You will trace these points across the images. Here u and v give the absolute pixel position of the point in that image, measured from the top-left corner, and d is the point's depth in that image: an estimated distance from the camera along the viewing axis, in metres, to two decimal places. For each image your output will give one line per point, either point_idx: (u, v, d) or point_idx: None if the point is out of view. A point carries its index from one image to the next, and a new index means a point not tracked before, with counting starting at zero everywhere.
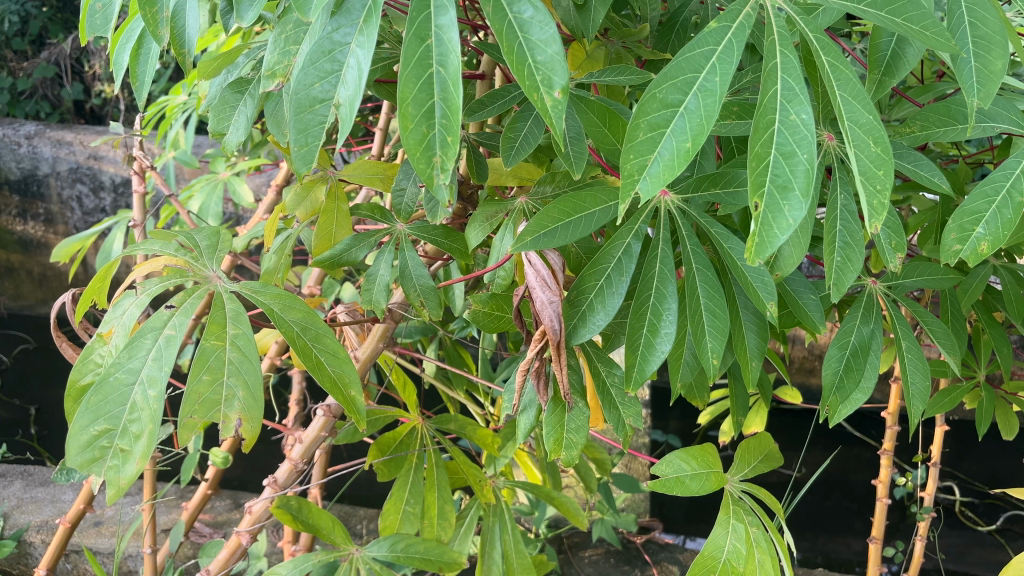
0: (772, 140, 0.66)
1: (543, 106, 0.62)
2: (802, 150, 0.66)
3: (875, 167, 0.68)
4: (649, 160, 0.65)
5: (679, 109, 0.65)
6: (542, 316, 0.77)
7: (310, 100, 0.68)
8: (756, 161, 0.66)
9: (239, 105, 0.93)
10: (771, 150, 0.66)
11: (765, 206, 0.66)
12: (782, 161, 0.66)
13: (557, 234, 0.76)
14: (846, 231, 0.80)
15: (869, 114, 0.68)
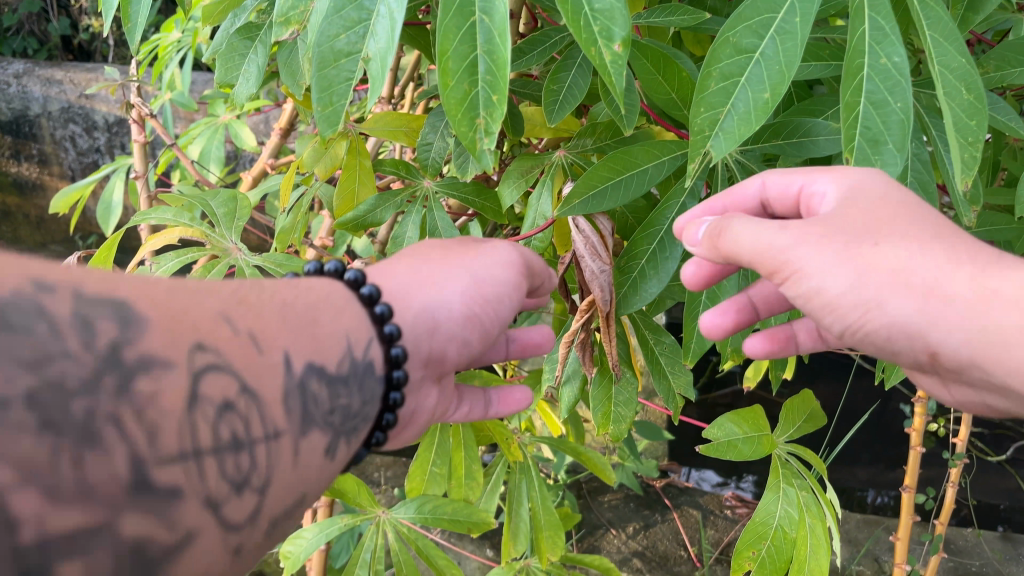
0: (862, 87, 0.60)
1: (601, 60, 0.55)
2: (895, 99, 0.59)
3: (968, 117, 0.61)
4: (722, 114, 0.59)
5: (755, 55, 0.59)
6: (593, 286, 0.73)
7: (333, 55, 0.60)
8: (845, 112, 0.59)
9: (249, 53, 0.85)
10: (859, 100, 0.59)
11: (854, 161, 0.59)
12: (873, 111, 0.60)
13: (608, 195, 0.72)
14: (917, 182, 0.74)
15: (962, 57, 0.62)
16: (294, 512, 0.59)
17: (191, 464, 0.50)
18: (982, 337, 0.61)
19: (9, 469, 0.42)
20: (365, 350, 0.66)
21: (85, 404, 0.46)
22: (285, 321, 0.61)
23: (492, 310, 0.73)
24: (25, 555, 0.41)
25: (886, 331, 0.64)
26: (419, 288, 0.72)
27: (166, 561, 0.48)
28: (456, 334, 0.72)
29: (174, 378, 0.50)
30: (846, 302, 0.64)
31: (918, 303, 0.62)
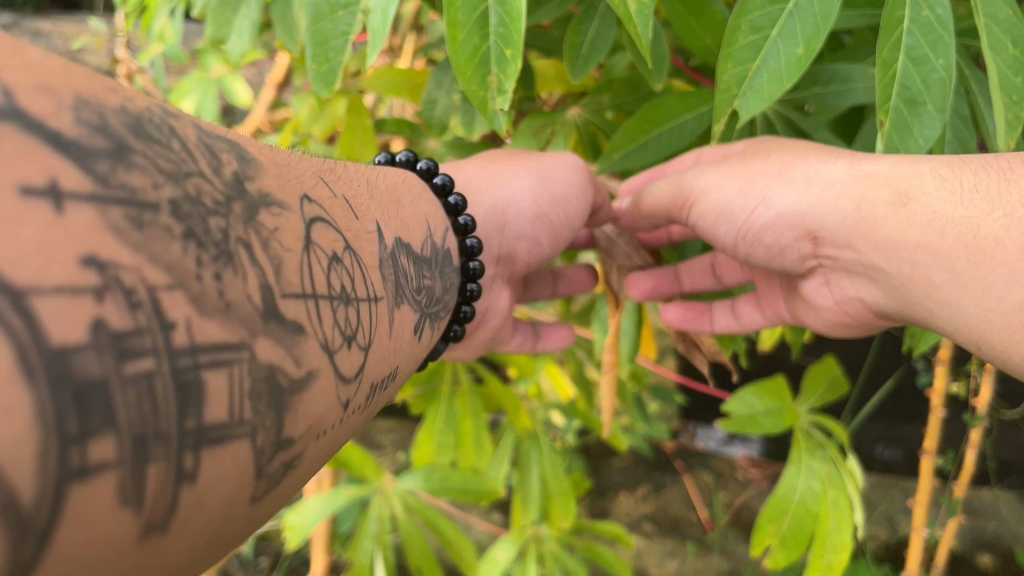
0: (901, 42, 0.53)
1: (626, 10, 0.49)
2: (937, 55, 0.53)
3: (1014, 74, 0.56)
4: (751, 70, 0.53)
5: (789, 5, 0.52)
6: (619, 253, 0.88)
7: (330, 5, 0.54)
8: (882, 70, 0.53)
9: (240, 6, 0.79)
10: (899, 55, 0.53)
11: (892, 123, 0.54)
12: (912, 68, 0.53)
13: (649, 149, 0.69)
14: (957, 141, 0.68)
15: (1011, 9, 0.56)
16: (390, 387, 0.48)
17: (316, 305, 0.36)
18: (870, 219, 0.64)
19: (158, 268, 0.27)
20: (446, 237, 0.65)
21: (219, 218, 0.31)
22: (366, 193, 0.52)
23: (560, 206, 0.76)
24: (179, 365, 0.26)
25: (779, 225, 0.71)
26: (487, 186, 0.76)
27: (299, 402, 0.33)
28: (523, 231, 0.78)
29: (291, 217, 0.37)
30: (736, 205, 0.73)
31: (797, 193, 0.69)
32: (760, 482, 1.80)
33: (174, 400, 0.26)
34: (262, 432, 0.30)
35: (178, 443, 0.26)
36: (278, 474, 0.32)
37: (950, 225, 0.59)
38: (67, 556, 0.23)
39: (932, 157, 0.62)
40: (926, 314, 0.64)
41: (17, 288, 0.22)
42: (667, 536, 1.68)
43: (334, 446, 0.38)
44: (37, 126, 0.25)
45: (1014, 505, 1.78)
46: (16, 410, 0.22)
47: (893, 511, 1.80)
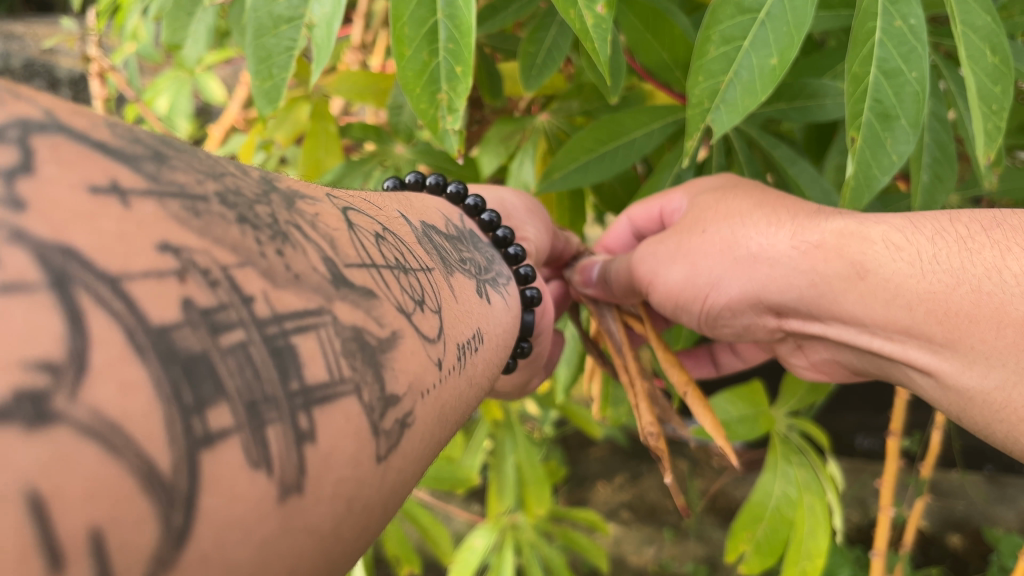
0: (873, 55, 0.53)
1: (583, 24, 0.50)
2: (910, 67, 0.54)
3: (992, 83, 0.56)
4: (723, 83, 0.54)
5: (759, 15, 0.53)
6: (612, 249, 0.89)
7: (272, 20, 0.56)
8: (853, 84, 0.54)
9: (195, 10, 0.81)
10: (871, 69, 0.54)
11: (863, 141, 0.54)
12: (884, 81, 0.54)
13: (595, 168, 0.71)
14: (935, 145, 0.68)
15: (986, 15, 0.55)
16: (480, 348, 0.49)
17: (377, 272, 0.36)
18: (828, 294, 0.66)
19: (224, 248, 0.27)
20: (461, 220, 0.66)
21: (264, 206, 0.32)
22: (390, 198, 0.54)
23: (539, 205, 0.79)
24: (268, 333, 0.27)
25: (729, 304, 0.74)
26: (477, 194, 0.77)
27: (392, 360, 0.33)
28: (529, 218, 0.76)
29: (325, 205, 0.37)
30: (692, 282, 0.75)
31: (747, 270, 0.71)
32: (734, 469, 1.84)
33: (272, 365, 0.26)
34: (366, 388, 0.31)
35: (289, 405, 0.26)
36: (395, 431, 0.32)
37: (915, 300, 0.60)
38: (214, 519, 0.23)
39: (882, 220, 0.64)
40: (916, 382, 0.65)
41: (109, 275, 0.23)
42: (644, 524, 1.71)
43: (447, 406, 0.38)
44: (79, 137, 0.26)
45: (980, 485, 1.83)
46: (137, 386, 0.22)
47: (863, 494, 1.86)
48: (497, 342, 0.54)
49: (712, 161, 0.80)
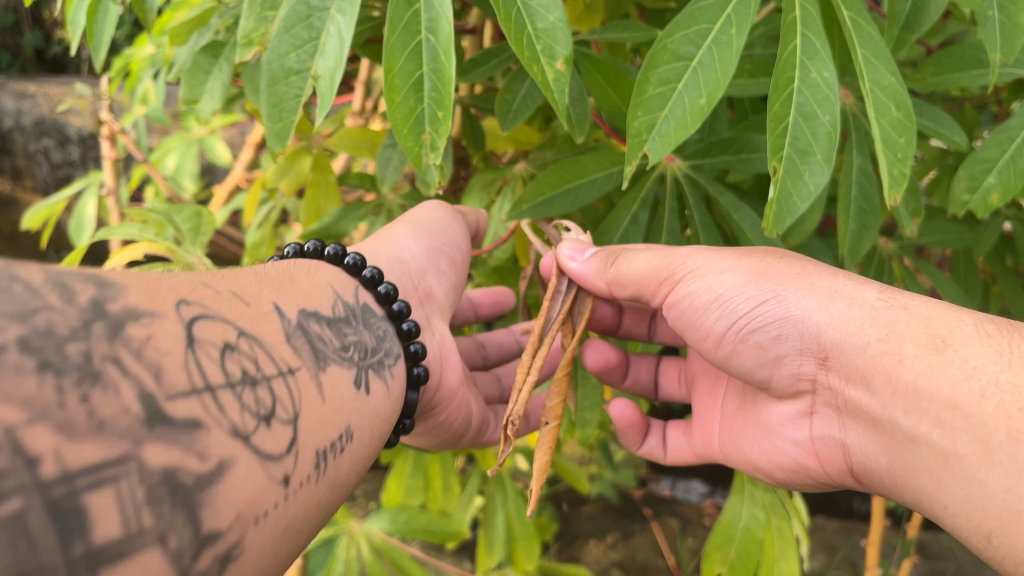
0: (792, 100, 0.60)
1: (544, 77, 0.54)
2: (825, 112, 0.60)
3: (897, 134, 0.64)
4: (658, 119, 0.58)
5: (692, 63, 0.58)
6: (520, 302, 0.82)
7: (283, 72, 0.58)
8: (775, 123, 0.60)
9: (212, 70, 0.85)
10: (790, 111, 0.60)
11: (784, 171, 0.60)
12: (802, 123, 0.61)
13: (556, 202, 0.75)
14: (861, 197, 0.74)
15: (891, 77, 0.63)
16: (349, 445, 0.51)
17: (211, 396, 0.39)
18: (894, 353, 0.57)
19: (16, 407, 0.30)
20: (355, 293, 0.63)
21: (77, 344, 0.34)
22: (266, 282, 0.53)
23: (444, 239, 0.76)
24: (54, 495, 0.30)
25: (766, 321, 0.64)
26: (371, 245, 0.72)
27: (213, 492, 0.36)
28: (432, 266, 0.73)
29: (165, 322, 0.40)
30: (739, 296, 0.65)
31: (816, 302, 0.61)
32: None
33: (53, 529, 0.29)
34: (175, 534, 0.34)
35: (68, 568, 0.29)
36: (213, 568, 0.36)
37: (992, 388, 0.52)
38: None
39: (976, 314, 0.58)
40: (934, 486, 0.56)
41: None
42: None
43: (290, 522, 0.42)
44: None
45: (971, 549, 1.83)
46: None
47: (855, 556, 1.85)
48: (372, 430, 0.55)
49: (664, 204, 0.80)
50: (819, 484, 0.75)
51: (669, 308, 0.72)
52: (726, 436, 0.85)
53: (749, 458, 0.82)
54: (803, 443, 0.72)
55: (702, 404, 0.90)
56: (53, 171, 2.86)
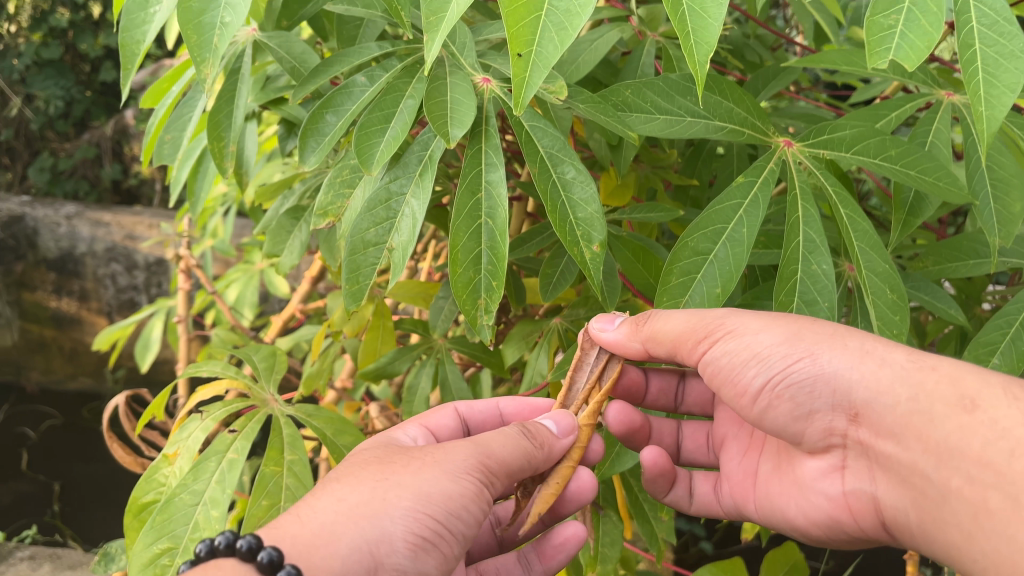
0: (795, 289, 0.71)
1: (584, 258, 0.65)
2: (823, 299, 0.71)
3: (893, 313, 0.72)
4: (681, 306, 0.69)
5: (710, 257, 0.69)
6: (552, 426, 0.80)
7: (363, 244, 0.70)
8: (779, 309, 0.70)
9: (294, 230, 0.98)
10: (794, 298, 0.71)
11: None
12: (805, 308, 0.70)
13: None
14: None
15: (886, 263, 0.72)
16: None
17: None
18: (925, 413, 0.65)
19: None
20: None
21: None
22: None
23: (444, 530, 0.61)
24: None
25: (810, 379, 0.69)
26: (348, 524, 0.59)
27: None
28: (407, 568, 0.59)
29: None
30: (775, 353, 0.70)
31: (852, 361, 0.68)
32: None
33: None
34: None
35: None
36: None
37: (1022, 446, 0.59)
38: None
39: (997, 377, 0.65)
40: (964, 539, 0.62)
41: None
42: None
43: None
44: None
45: None
46: None
47: None
48: None
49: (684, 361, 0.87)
50: (850, 540, 0.78)
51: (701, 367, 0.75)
52: (762, 494, 0.86)
53: (785, 519, 0.83)
54: (835, 498, 0.76)
55: (737, 465, 0.90)
56: (117, 294, 2.97)
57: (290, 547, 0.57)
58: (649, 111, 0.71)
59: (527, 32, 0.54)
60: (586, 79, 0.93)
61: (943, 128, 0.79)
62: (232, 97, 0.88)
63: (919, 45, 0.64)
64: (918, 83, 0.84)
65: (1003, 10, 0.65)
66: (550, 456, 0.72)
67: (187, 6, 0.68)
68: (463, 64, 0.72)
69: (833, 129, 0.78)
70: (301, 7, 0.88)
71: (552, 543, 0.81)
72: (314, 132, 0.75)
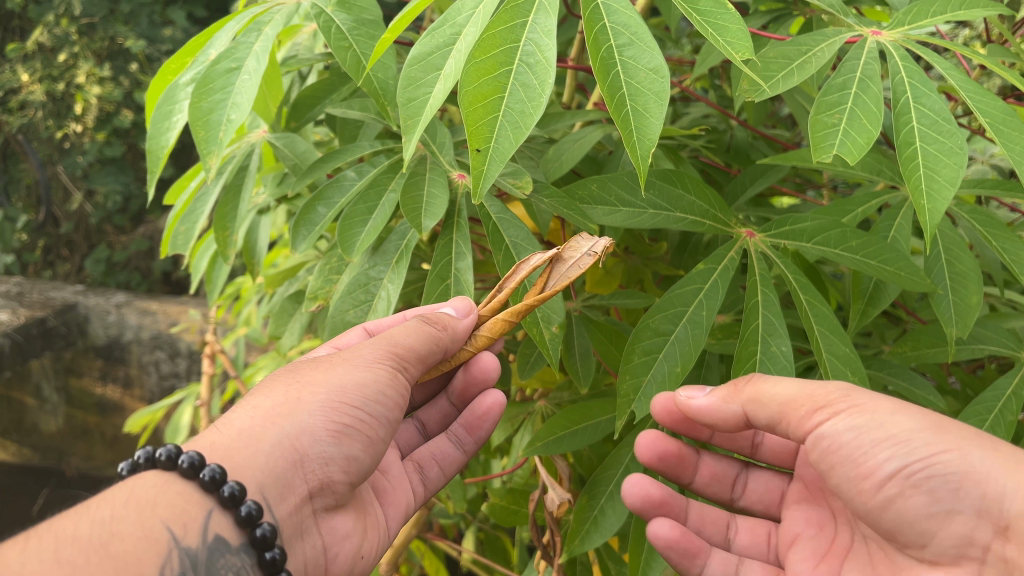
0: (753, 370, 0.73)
1: (543, 338, 0.74)
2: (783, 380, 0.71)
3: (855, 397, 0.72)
4: (642, 382, 0.72)
5: (670, 338, 0.73)
6: (485, 421, 0.87)
7: (343, 325, 0.76)
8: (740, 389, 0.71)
9: (295, 313, 1.04)
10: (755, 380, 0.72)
11: None
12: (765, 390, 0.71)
13: (568, 441, 0.86)
14: None
15: (847, 347, 0.74)
16: None
17: None
18: None
19: None
20: (203, 527, 0.60)
21: None
22: (83, 551, 0.52)
23: (362, 415, 0.69)
24: None
25: (954, 471, 0.67)
26: (268, 425, 0.66)
27: None
28: (332, 454, 0.67)
29: None
30: (920, 440, 0.68)
31: (1003, 466, 0.66)
32: None
33: None
34: None
35: None
36: None
37: None
38: None
39: None
40: None
41: None
42: None
43: None
44: None
45: None
46: None
47: None
48: None
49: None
50: None
51: (807, 438, 0.73)
52: None
53: None
54: None
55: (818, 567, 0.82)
56: (160, 381, 3.05)
57: (210, 453, 0.64)
58: (612, 203, 0.79)
59: (486, 130, 0.59)
60: (568, 173, 0.99)
61: (907, 221, 0.86)
62: (238, 193, 0.96)
63: (859, 141, 0.65)
64: (887, 181, 0.90)
65: (943, 110, 0.67)
66: (456, 337, 0.75)
67: (197, 105, 0.73)
68: (442, 160, 0.82)
69: (793, 221, 0.82)
70: (309, 110, 0.97)
71: (476, 414, 0.87)
72: (306, 222, 0.81)
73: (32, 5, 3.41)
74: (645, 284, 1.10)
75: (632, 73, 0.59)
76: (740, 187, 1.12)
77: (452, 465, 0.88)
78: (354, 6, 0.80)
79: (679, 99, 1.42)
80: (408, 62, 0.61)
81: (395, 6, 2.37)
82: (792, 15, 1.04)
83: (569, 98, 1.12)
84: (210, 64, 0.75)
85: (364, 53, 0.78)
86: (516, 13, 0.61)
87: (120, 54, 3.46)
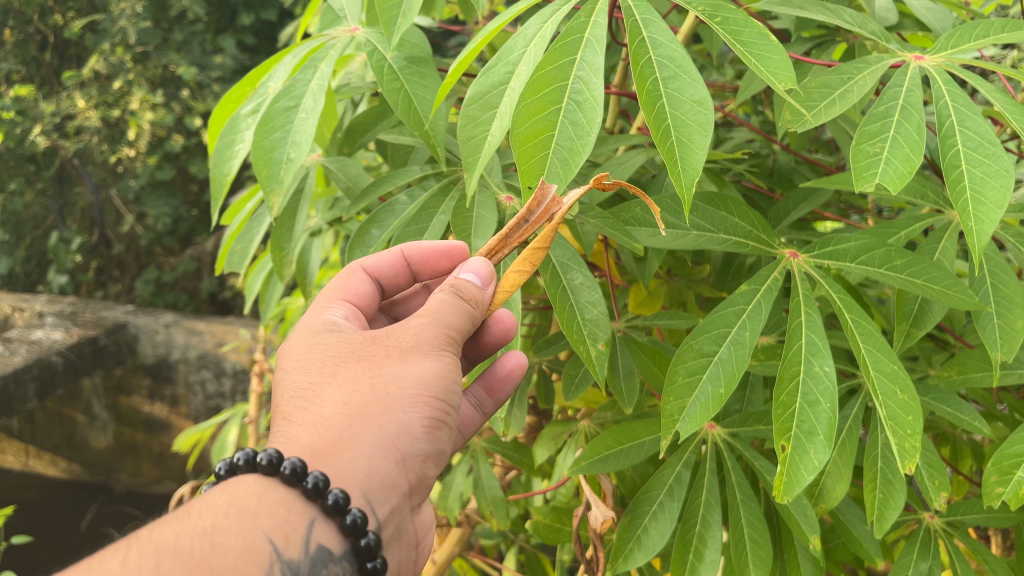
0: (797, 390, 0.73)
1: (589, 354, 0.75)
2: (825, 399, 0.71)
3: (903, 413, 0.72)
4: (688, 402, 0.72)
5: (713, 358, 0.74)
6: (506, 385, 0.84)
7: None
8: (781, 408, 0.72)
9: None
10: (798, 399, 0.72)
11: (791, 448, 0.71)
12: (807, 408, 0.72)
13: (610, 459, 0.87)
14: (886, 467, 0.82)
15: (893, 364, 0.74)
16: None
17: None
18: None
19: None
20: (306, 538, 0.56)
21: None
22: (182, 566, 0.48)
23: (449, 405, 0.67)
24: None
25: None
26: (363, 424, 0.62)
27: None
28: (427, 449, 0.66)
29: None
30: None
31: None
32: None
33: None
34: None
35: None
36: None
37: None
38: None
39: None
40: None
41: None
42: None
43: None
44: None
45: None
46: None
47: None
48: None
49: (704, 466, 0.89)
50: None
51: None
52: None
53: None
54: None
55: None
56: (206, 401, 3.12)
57: (311, 457, 0.60)
58: (656, 225, 0.81)
59: (538, 167, 0.61)
60: (611, 196, 1.01)
61: (953, 243, 0.86)
62: (293, 216, 0.99)
63: (902, 169, 0.66)
64: (931, 204, 0.90)
65: (988, 133, 0.68)
66: (484, 307, 0.73)
67: (259, 145, 0.76)
68: (491, 184, 0.84)
69: (837, 241, 0.83)
70: (362, 136, 1.00)
71: (499, 376, 0.83)
72: (360, 244, 0.84)
73: (89, 36, 3.53)
74: (688, 306, 1.10)
75: (677, 107, 0.61)
76: (784, 211, 1.13)
77: (470, 428, 0.85)
78: (405, 44, 0.84)
79: (721, 124, 1.43)
80: (466, 102, 0.64)
81: (440, 33, 2.43)
82: (834, 41, 1.05)
83: (612, 122, 1.14)
84: (270, 104, 0.79)
85: (414, 92, 0.80)
86: (566, 51, 0.63)
87: (172, 82, 3.57)
